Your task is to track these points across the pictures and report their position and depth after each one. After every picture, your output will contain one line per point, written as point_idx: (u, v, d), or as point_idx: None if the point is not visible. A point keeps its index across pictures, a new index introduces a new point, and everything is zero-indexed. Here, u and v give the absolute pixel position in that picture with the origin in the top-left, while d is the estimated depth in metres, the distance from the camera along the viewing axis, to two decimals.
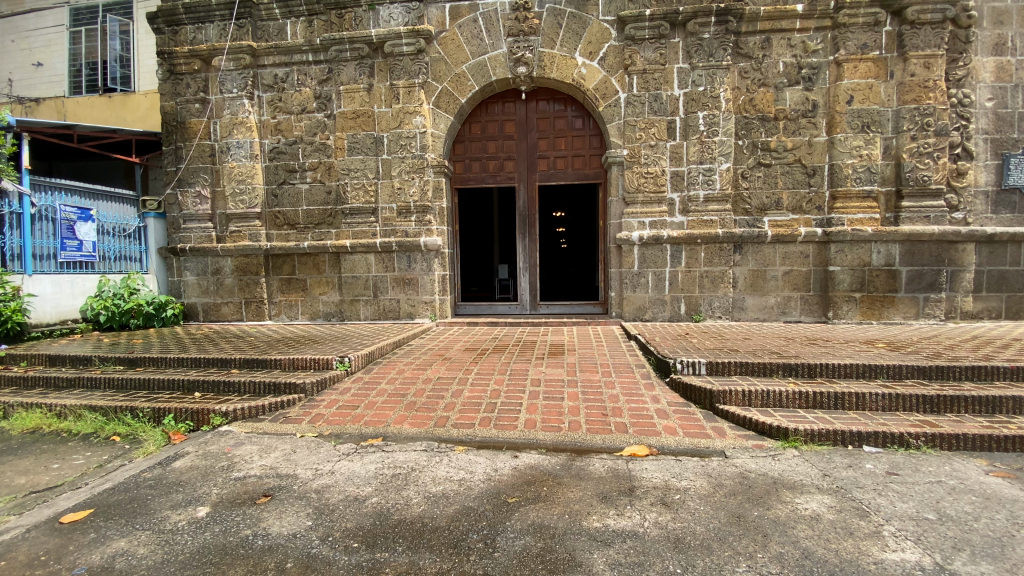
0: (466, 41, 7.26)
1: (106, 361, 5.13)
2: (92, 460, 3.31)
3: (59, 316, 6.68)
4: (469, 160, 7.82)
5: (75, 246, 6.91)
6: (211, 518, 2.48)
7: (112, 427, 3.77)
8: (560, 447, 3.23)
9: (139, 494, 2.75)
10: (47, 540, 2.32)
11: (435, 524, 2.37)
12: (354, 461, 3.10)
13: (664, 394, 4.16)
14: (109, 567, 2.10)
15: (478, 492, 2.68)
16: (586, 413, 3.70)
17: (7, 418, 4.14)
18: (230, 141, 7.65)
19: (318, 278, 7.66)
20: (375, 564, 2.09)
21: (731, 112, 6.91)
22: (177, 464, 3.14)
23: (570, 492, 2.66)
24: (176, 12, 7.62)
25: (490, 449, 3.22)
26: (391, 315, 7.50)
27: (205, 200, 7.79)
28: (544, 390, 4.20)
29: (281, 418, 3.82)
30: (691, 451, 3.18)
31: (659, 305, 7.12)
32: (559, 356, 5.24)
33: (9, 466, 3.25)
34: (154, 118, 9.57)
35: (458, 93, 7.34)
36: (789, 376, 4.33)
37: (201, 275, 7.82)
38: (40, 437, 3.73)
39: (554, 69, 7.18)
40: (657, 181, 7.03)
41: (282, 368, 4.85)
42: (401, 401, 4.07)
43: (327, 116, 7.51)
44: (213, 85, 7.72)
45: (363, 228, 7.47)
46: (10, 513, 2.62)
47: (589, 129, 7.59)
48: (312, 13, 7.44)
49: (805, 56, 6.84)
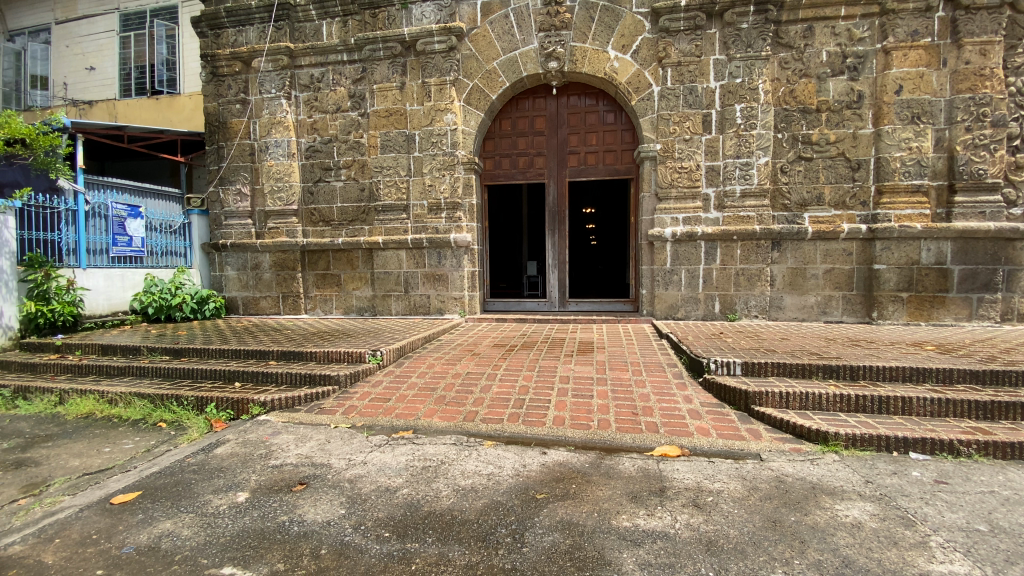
0: (497, 36, 7.25)
1: (154, 351, 5.38)
2: (141, 444, 3.49)
3: (111, 309, 7.02)
4: (500, 157, 7.83)
5: (126, 241, 7.29)
6: (250, 504, 2.57)
7: (159, 413, 3.97)
8: (590, 445, 3.20)
9: (184, 478, 2.87)
10: (98, 520, 2.45)
11: (464, 518, 2.39)
12: (385, 452, 3.16)
13: (696, 394, 4.06)
14: (156, 547, 2.20)
15: (507, 487, 2.69)
16: (616, 412, 3.66)
17: (63, 403, 4.40)
18: (269, 140, 7.89)
19: (351, 274, 7.82)
20: (406, 554, 2.12)
21: (771, 104, 6.69)
22: (219, 451, 3.27)
23: (599, 490, 2.64)
24: (219, 16, 7.90)
25: (518, 445, 3.23)
26: (421, 310, 7.61)
27: (246, 197, 8.05)
28: (573, 387, 4.18)
29: (316, 409, 3.92)
30: (724, 453, 3.11)
31: (692, 303, 6.96)
32: (588, 354, 5.19)
33: (65, 448, 3.46)
34: (198, 118, 9.97)
35: (489, 90, 7.35)
36: (829, 378, 4.16)
37: (241, 270, 8.11)
38: (94, 422, 3.96)
39: (585, 63, 7.10)
40: (692, 175, 6.87)
41: (317, 360, 4.98)
42: (431, 395, 4.12)
43: (361, 114, 7.66)
44: (253, 85, 7.95)
45: (395, 224, 7.58)
46: (66, 493, 2.79)
47: (621, 123, 7.47)
48: (346, 14, 7.59)
49: (850, 44, 6.54)
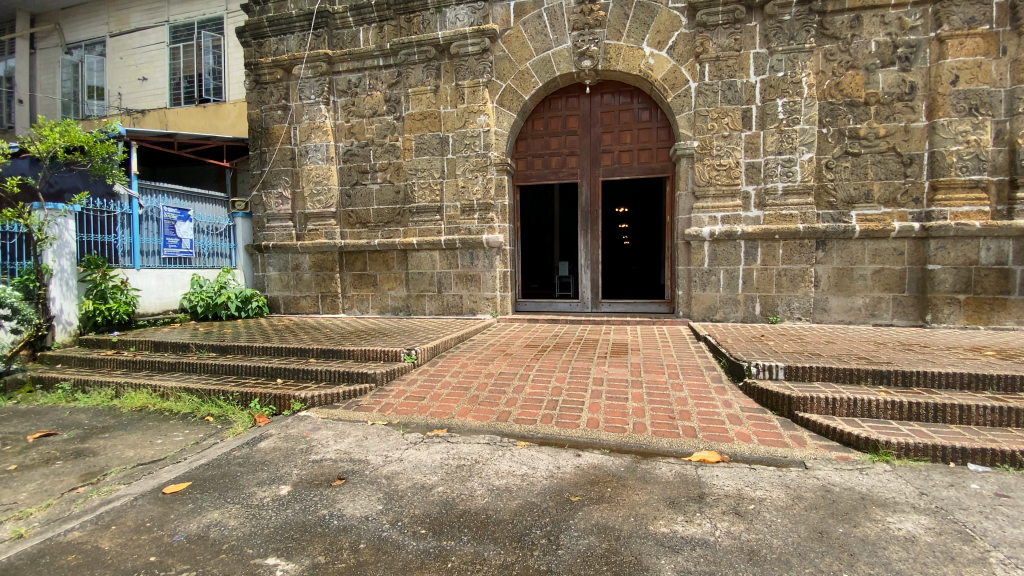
0: (530, 37, 7.25)
1: (201, 347, 5.62)
2: (190, 437, 3.65)
3: (162, 307, 7.40)
4: (532, 157, 7.81)
5: (176, 243, 7.67)
6: (292, 497, 2.65)
7: (207, 407, 4.14)
8: (625, 448, 3.15)
9: (230, 470, 2.99)
10: (152, 508, 2.58)
11: (498, 517, 2.39)
12: (421, 450, 3.20)
13: (737, 398, 3.94)
14: (205, 536, 2.30)
15: (542, 488, 2.68)
16: (652, 415, 3.59)
17: (119, 396, 4.65)
18: (308, 145, 8.13)
19: (386, 274, 7.97)
20: (442, 551, 2.14)
21: (815, 98, 6.45)
22: (263, 444, 3.38)
23: (636, 494, 2.59)
24: (262, 26, 8.20)
25: (552, 447, 3.20)
26: (454, 310, 7.68)
27: (287, 200, 8.32)
28: (607, 389, 4.13)
29: (354, 406, 4.01)
30: (766, 460, 3.00)
31: (731, 305, 6.77)
32: (623, 356, 5.12)
33: (121, 439, 3.66)
34: (242, 124, 10.39)
35: (522, 91, 7.36)
36: (879, 384, 3.96)
37: (282, 271, 8.38)
38: (147, 415, 4.18)
39: (620, 61, 7.02)
40: (731, 173, 6.68)
41: (354, 358, 5.10)
42: (465, 394, 4.14)
43: (396, 118, 7.80)
44: (293, 92, 8.21)
45: (428, 225, 7.68)
46: (122, 481, 2.95)
47: (656, 120, 7.34)
48: (382, 19, 7.75)
49: (901, 34, 6.23)
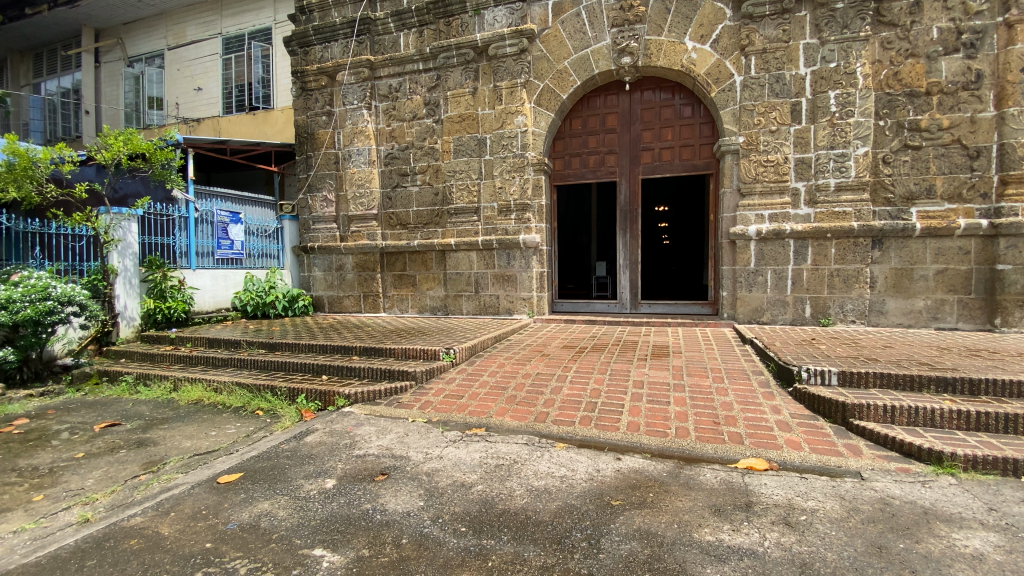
0: (569, 36, 7.20)
1: (252, 344, 5.87)
2: (242, 430, 3.82)
3: (215, 305, 7.79)
4: (570, 157, 7.75)
5: (228, 244, 8.06)
6: (337, 490, 2.72)
7: (257, 402, 4.33)
8: (666, 453, 3.07)
9: (279, 463, 3.10)
10: (208, 497, 2.71)
11: (538, 518, 2.38)
12: (460, 448, 3.23)
13: (786, 404, 3.77)
14: (256, 525, 2.40)
15: (581, 491, 2.64)
16: (695, 420, 3.49)
17: (177, 389, 4.93)
18: (351, 149, 8.36)
19: (425, 275, 8.10)
20: (482, 550, 2.14)
21: (871, 89, 6.12)
22: (309, 439, 3.49)
23: (679, 500, 2.52)
24: (307, 35, 8.50)
25: (591, 449, 3.16)
26: (491, 310, 7.72)
27: (331, 203, 8.57)
28: (648, 392, 4.04)
29: (395, 403, 4.10)
30: (818, 469, 2.86)
31: (779, 306, 6.50)
32: (664, 359, 5.00)
33: (178, 430, 3.87)
34: (289, 131, 10.80)
35: (560, 90, 7.32)
36: (944, 392, 3.71)
37: (327, 271, 8.65)
38: (202, 408, 4.40)
39: (661, 57, 6.87)
40: (779, 169, 6.43)
41: (395, 357, 5.21)
42: (502, 394, 4.15)
43: (435, 121, 7.91)
44: (337, 98, 8.46)
45: (466, 226, 7.75)
46: (180, 470, 3.11)
47: (699, 116, 7.15)
48: (422, 24, 7.88)
49: (966, 19, 5.84)
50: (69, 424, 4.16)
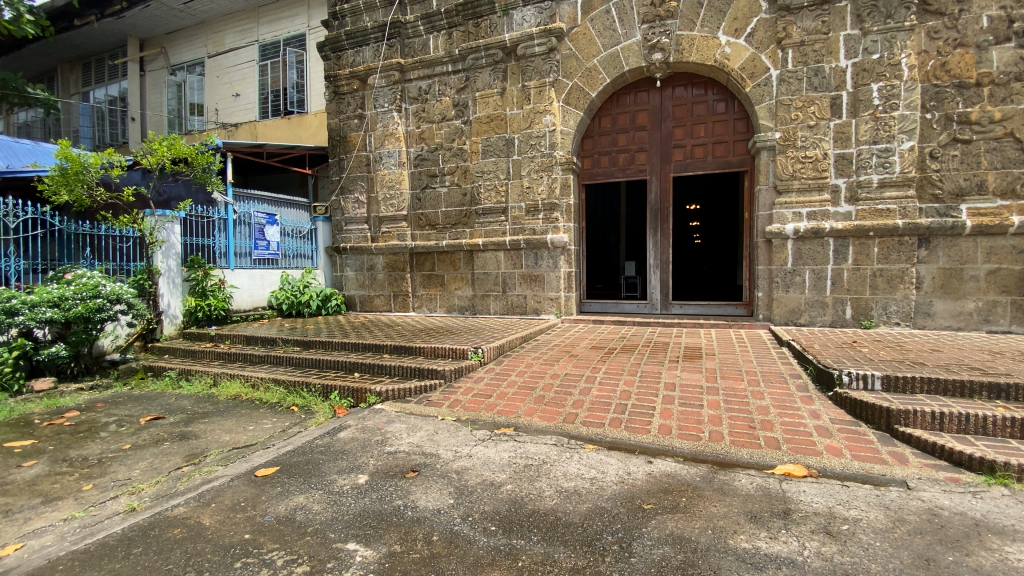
0: (598, 33, 7.14)
1: (287, 342, 6.04)
2: (278, 425, 3.93)
3: (253, 304, 8.04)
4: (599, 155, 7.68)
5: (265, 245, 8.31)
6: (370, 486, 2.77)
7: (292, 398, 4.44)
8: (700, 457, 3.00)
9: (313, 458, 3.18)
10: (246, 489, 2.80)
11: (569, 520, 2.36)
12: (489, 447, 3.24)
13: (825, 409, 3.64)
14: (292, 518, 2.46)
15: (612, 493, 2.61)
16: (729, 424, 3.40)
17: (217, 384, 5.12)
18: (382, 151, 8.50)
19: (454, 275, 8.16)
20: (512, 549, 2.14)
21: (916, 81, 5.85)
22: (342, 435, 3.56)
23: (713, 506, 2.46)
24: (340, 40, 8.69)
25: (622, 452, 3.11)
26: (518, 310, 7.72)
27: (362, 205, 8.74)
28: (680, 395, 3.96)
29: (424, 401, 4.14)
30: (860, 477, 2.75)
31: (818, 308, 6.28)
32: (696, 360, 4.90)
33: (218, 424, 4.01)
34: (322, 134, 11.07)
35: (589, 88, 7.26)
36: (997, 399, 3.51)
37: (358, 271, 8.83)
38: (240, 403, 4.56)
39: (693, 52, 6.73)
40: (818, 165, 6.21)
41: (425, 355, 5.28)
42: (531, 394, 4.14)
43: (464, 122, 7.97)
44: (368, 101, 8.62)
45: (494, 226, 7.77)
46: (220, 463, 3.22)
47: (733, 112, 6.98)
48: (451, 26, 7.95)
49: (1020, 6, 5.53)
50: (117, 417, 4.36)
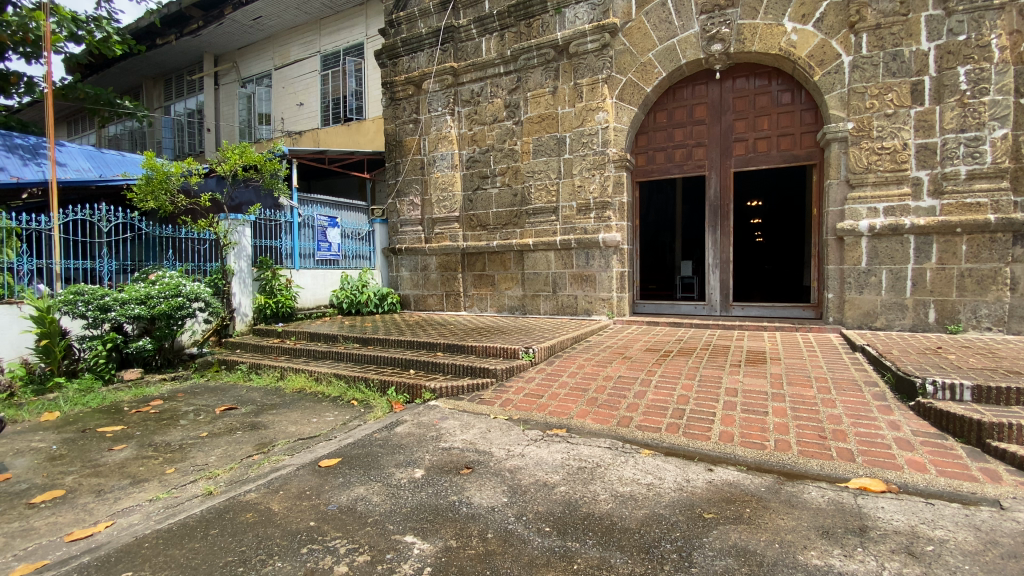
0: (653, 27, 6.97)
1: (347, 339, 6.31)
2: (339, 418, 4.10)
3: (316, 302, 8.43)
4: (653, 151, 7.48)
5: (327, 246, 8.71)
6: (426, 480, 2.84)
7: (352, 392, 4.63)
8: (765, 467, 2.85)
9: (372, 450, 3.29)
10: (311, 478, 2.94)
11: (625, 525, 2.31)
12: (542, 447, 3.23)
13: (906, 420, 3.36)
14: (353, 508, 2.56)
15: (670, 500, 2.53)
16: (797, 433, 3.21)
17: (283, 378, 5.42)
18: (436, 154, 8.69)
19: (504, 274, 8.21)
20: (567, 551, 2.12)
21: (1010, 62, 5.32)
22: (399, 429, 3.66)
23: (780, 519, 2.33)
24: (396, 47, 8.97)
25: (680, 458, 3.01)
26: (569, 311, 7.66)
27: (417, 207, 8.97)
28: (742, 401, 3.78)
29: (477, 399, 4.19)
30: (947, 495, 2.51)
31: (896, 310, 5.82)
32: (760, 365, 4.66)
33: (285, 416, 4.24)
34: (379, 139, 11.46)
35: (644, 83, 7.09)
36: None
37: (413, 271, 9.06)
38: (304, 396, 4.80)
39: (755, 41, 6.43)
40: (896, 156, 5.76)
41: (477, 354, 5.33)
42: (583, 395, 4.10)
43: (516, 122, 8.00)
44: (423, 106, 8.84)
45: (545, 226, 7.75)
46: (287, 453, 3.40)
47: (800, 102, 6.60)
48: (503, 28, 8.00)
49: None
50: (195, 406, 4.71)
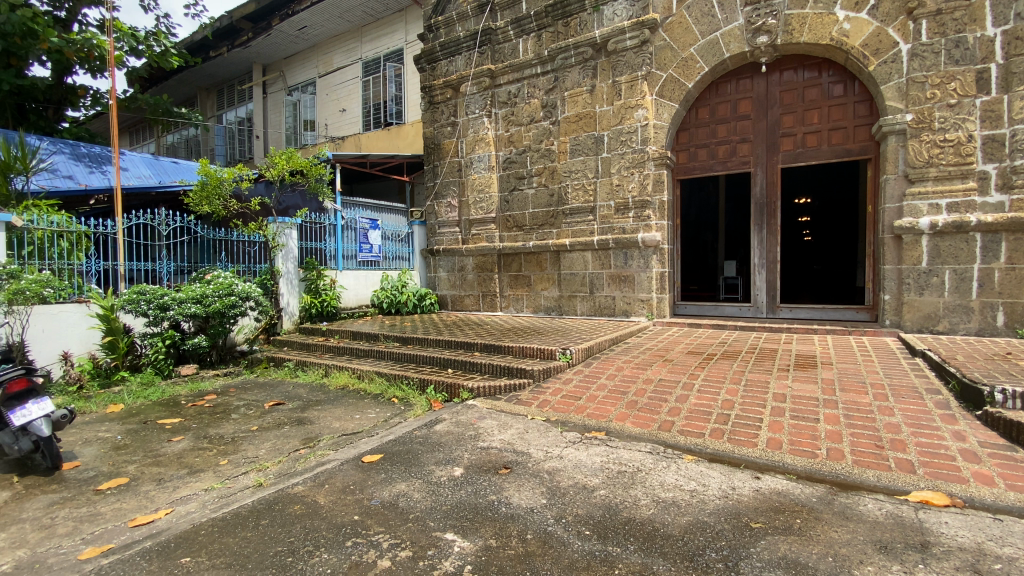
0: (695, 21, 6.80)
1: (388, 338, 6.45)
2: (381, 415, 4.20)
3: (358, 302, 8.68)
4: (695, 148, 7.29)
5: (368, 248, 8.95)
6: (465, 479, 2.87)
7: (392, 390, 4.74)
8: (816, 476, 2.73)
9: (413, 448, 3.35)
10: (355, 473, 3.02)
11: (667, 532, 2.26)
12: (580, 450, 3.20)
13: (973, 431, 3.14)
14: (395, 504, 2.61)
15: (714, 508, 2.46)
16: (851, 442, 3.05)
17: (328, 375, 5.61)
18: (473, 156, 8.78)
19: (540, 275, 8.20)
20: (608, 556, 2.10)
21: None
22: (438, 427, 3.72)
23: (834, 531, 2.23)
24: (435, 52, 9.11)
25: (724, 464, 2.92)
26: (607, 312, 7.57)
27: (454, 208, 9.07)
28: (791, 407, 3.63)
29: (514, 399, 4.20)
30: (1019, 511, 2.33)
31: (960, 313, 5.46)
32: (811, 370, 4.46)
33: (329, 411, 4.38)
34: (418, 143, 11.68)
35: (685, 79, 6.93)
36: None
37: (450, 272, 9.18)
38: (348, 393, 4.95)
39: (804, 32, 6.18)
40: (961, 149, 5.40)
41: (514, 354, 5.35)
42: (623, 398, 4.04)
43: (553, 123, 7.98)
44: (461, 108, 8.94)
45: (582, 226, 7.68)
46: (332, 448, 3.51)
47: (853, 94, 6.29)
48: (541, 28, 7.99)
49: None
50: (246, 401, 4.93)
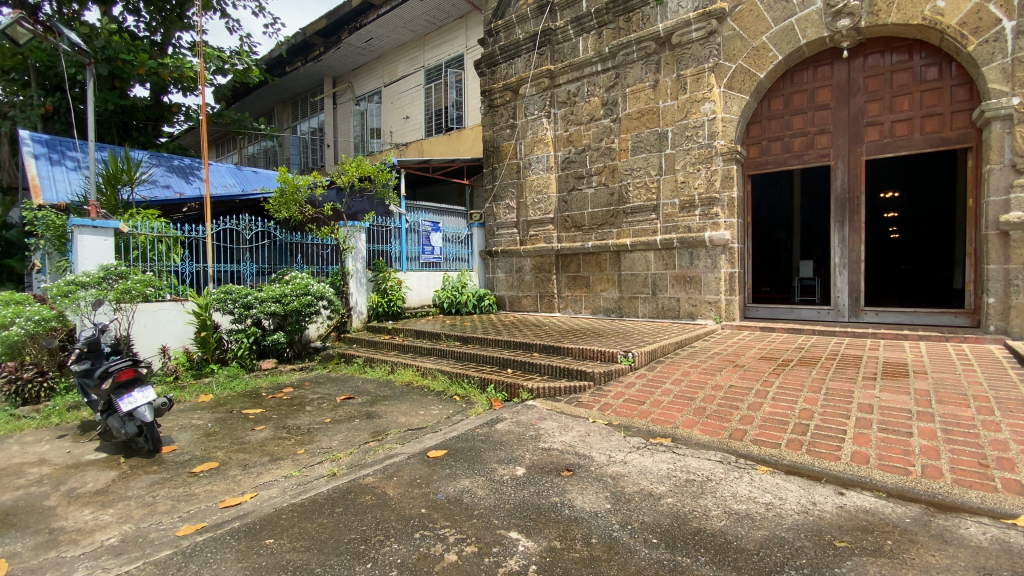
0: (768, 7, 6.46)
1: (449, 337, 6.61)
2: (444, 411, 4.32)
3: (420, 302, 8.94)
4: (768, 142, 6.90)
5: (430, 250, 9.22)
6: (527, 479, 2.88)
7: (454, 388, 4.85)
8: (909, 495, 2.50)
9: (476, 445, 3.41)
10: (421, 468, 3.12)
11: (741, 545, 2.16)
12: (645, 456, 3.12)
13: None
14: (460, 499, 2.67)
15: (793, 523, 2.31)
16: (951, 459, 2.77)
17: (394, 372, 5.83)
18: (532, 158, 8.81)
19: (600, 276, 8.09)
20: (677, 566, 2.03)
21: None
22: (500, 426, 3.76)
23: (932, 555, 2.03)
24: (495, 55, 9.23)
25: (804, 477, 2.74)
26: (670, 314, 7.33)
27: (513, 210, 9.14)
28: (880, 419, 3.35)
29: (575, 401, 4.18)
30: None
31: None
32: (901, 380, 4.09)
33: (396, 407, 4.56)
34: (477, 146, 11.90)
35: (756, 69, 6.59)
36: None
37: (509, 273, 9.26)
38: (412, 389, 5.12)
39: (892, 12, 5.69)
40: None
41: (573, 356, 5.32)
42: (689, 404, 3.90)
43: (613, 120, 7.84)
44: (520, 110, 9.00)
45: (643, 226, 7.50)
46: (398, 442, 3.65)
47: (950, 77, 5.72)
48: (602, 25, 7.88)
49: None
50: (319, 394, 5.22)
